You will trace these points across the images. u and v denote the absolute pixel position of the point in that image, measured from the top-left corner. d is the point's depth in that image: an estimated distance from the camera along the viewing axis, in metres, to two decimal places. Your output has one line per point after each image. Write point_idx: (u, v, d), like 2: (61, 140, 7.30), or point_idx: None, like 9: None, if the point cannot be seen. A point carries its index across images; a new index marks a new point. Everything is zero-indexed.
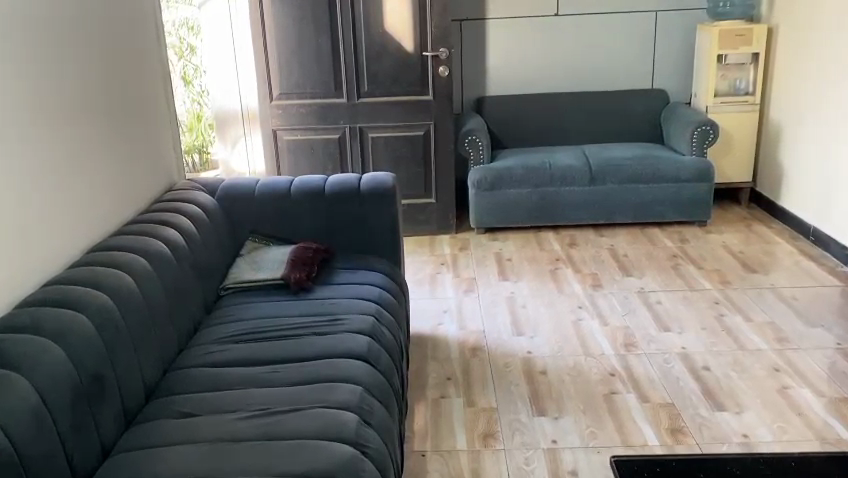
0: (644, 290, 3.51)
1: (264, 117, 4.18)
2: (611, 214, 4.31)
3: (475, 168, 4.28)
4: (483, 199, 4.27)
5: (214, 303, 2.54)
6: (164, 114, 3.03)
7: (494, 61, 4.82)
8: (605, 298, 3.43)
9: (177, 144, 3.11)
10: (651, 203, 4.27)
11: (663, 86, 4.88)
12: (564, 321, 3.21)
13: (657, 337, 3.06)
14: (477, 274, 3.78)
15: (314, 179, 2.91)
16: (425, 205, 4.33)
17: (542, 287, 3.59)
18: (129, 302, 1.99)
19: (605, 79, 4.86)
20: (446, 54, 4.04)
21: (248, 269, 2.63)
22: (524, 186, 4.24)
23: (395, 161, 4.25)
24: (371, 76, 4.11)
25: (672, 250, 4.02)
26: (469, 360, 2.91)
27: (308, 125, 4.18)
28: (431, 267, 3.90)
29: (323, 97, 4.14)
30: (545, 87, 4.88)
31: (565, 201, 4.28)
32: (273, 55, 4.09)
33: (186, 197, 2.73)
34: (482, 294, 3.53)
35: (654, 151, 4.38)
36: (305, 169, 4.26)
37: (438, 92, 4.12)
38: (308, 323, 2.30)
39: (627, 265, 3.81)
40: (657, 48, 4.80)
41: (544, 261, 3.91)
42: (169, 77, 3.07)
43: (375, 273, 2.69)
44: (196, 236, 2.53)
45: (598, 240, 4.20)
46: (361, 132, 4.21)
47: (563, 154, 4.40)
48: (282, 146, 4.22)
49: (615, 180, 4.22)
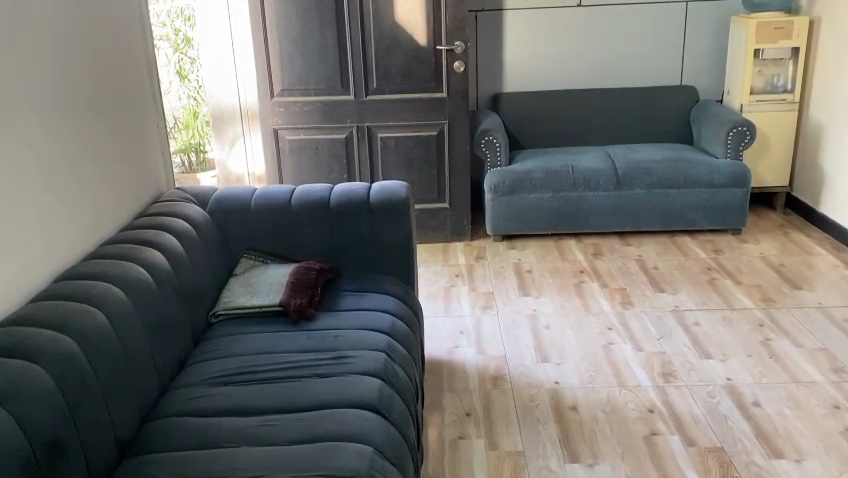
0: (680, 309, 3.20)
1: (264, 115, 3.87)
2: (638, 222, 4.00)
3: (491, 171, 3.98)
4: (500, 205, 3.96)
5: (203, 332, 2.24)
6: (149, 115, 2.71)
7: (511, 55, 4.49)
8: (637, 317, 3.13)
9: (164, 148, 2.79)
10: (681, 210, 3.96)
11: (693, 82, 4.55)
12: (594, 346, 2.91)
13: (698, 365, 2.76)
14: (495, 287, 3.47)
15: (316, 188, 2.61)
16: (438, 210, 4.02)
17: (568, 303, 3.28)
18: (99, 343, 1.70)
19: (631, 75, 4.53)
20: (462, 48, 3.73)
21: (241, 293, 2.33)
22: (544, 190, 3.93)
23: (407, 163, 3.95)
24: (380, 72, 3.80)
25: (705, 262, 3.70)
26: (489, 393, 2.61)
27: (312, 124, 3.87)
28: (445, 280, 3.59)
29: (329, 94, 3.83)
30: (566, 83, 4.56)
31: (589, 207, 3.97)
32: (275, 47, 3.78)
33: (174, 211, 2.43)
34: (501, 312, 3.23)
35: (684, 153, 4.07)
36: (308, 171, 3.95)
37: (452, 89, 3.81)
38: (309, 361, 2.00)
39: (658, 279, 3.50)
40: (687, 43, 4.47)
41: (568, 273, 3.60)
42: (154, 73, 2.75)
43: (385, 296, 2.39)
44: (183, 256, 2.24)
45: (625, 250, 3.88)
46: (369, 132, 3.90)
47: (586, 156, 4.09)
48: (284, 147, 3.91)
49: (643, 184, 3.91)
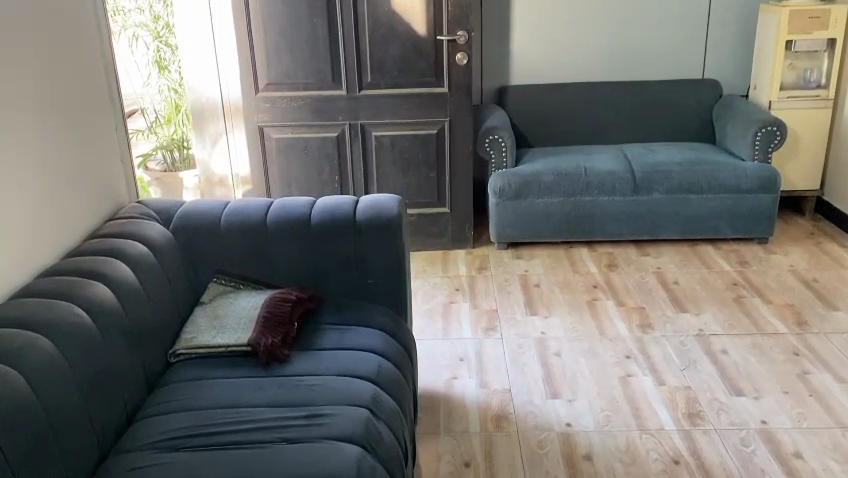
0: (705, 334, 2.88)
1: (248, 111, 3.53)
2: (656, 230, 3.67)
3: (496, 173, 3.65)
4: (506, 210, 3.64)
5: (161, 375, 1.93)
6: (106, 115, 2.38)
7: (519, 44, 4.14)
8: (657, 344, 2.81)
9: (125, 153, 2.46)
10: (703, 217, 3.63)
11: (716, 75, 4.20)
12: (610, 379, 2.59)
13: (729, 404, 2.44)
14: (499, 304, 3.15)
15: (296, 203, 2.29)
16: (438, 215, 3.70)
17: (580, 325, 2.96)
18: (15, 414, 1.39)
19: (649, 67, 4.18)
20: (465, 38, 3.39)
21: (206, 329, 2.02)
22: (554, 195, 3.60)
23: (404, 164, 3.61)
24: (376, 65, 3.46)
25: (731, 276, 3.38)
26: (492, 437, 2.30)
27: (301, 120, 3.54)
28: (444, 295, 3.27)
29: (318, 89, 3.50)
30: (578, 75, 4.21)
31: (603, 213, 3.64)
32: (260, 37, 3.43)
33: (130, 231, 2.11)
34: (506, 335, 2.90)
35: (707, 154, 3.73)
36: (296, 172, 3.62)
37: (454, 83, 3.48)
38: (278, 420, 1.69)
39: (680, 296, 3.18)
40: (711, 33, 4.11)
41: (579, 288, 3.28)
42: (112, 69, 2.41)
43: (373, 332, 2.07)
44: (136, 287, 1.93)
45: (642, 260, 3.56)
46: (363, 130, 3.57)
47: (600, 157, 3.75)
48: (271, 146, 3.58)
49: (663, 188, 3.58)
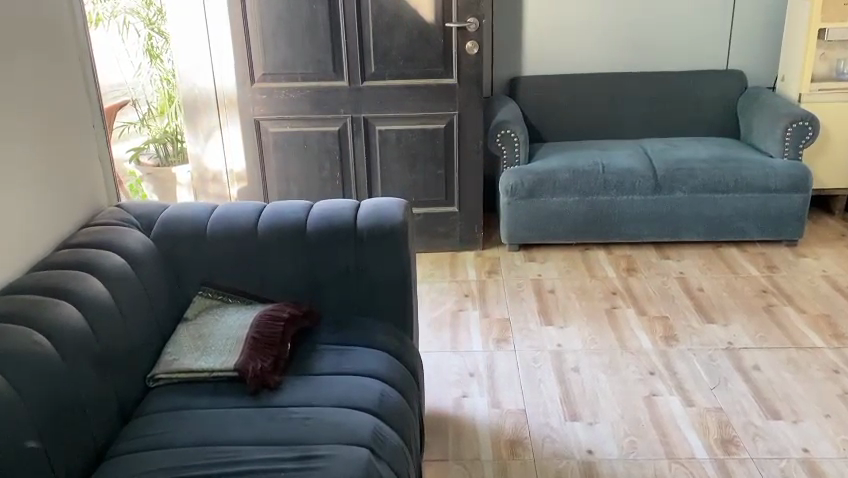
0: (735, 347, 2.66)
1: (243, 104, 3.31)
2: (677, 231, 3.45)
3: (507, 171, 3.43)
4: (517, 210, 3.42)
5: (137, 404, 1.73)
6: (82, 111, 2.14)
7: (532, 33, 3.91)
8: (684, 359, 2.60)
9: (103, 153, 2.23)
10: (728, 218, 3.41)
11: (740, 66, 3.96)
12: (634, 399, 2.38)
13: (766, 428, 2.22)
14: (512, 313, 2.94)
15: (290, 207, 2.07)
16: (445, 215, 3.48)
17: (599, 337, 2.75)
18: None
19: (669, 57, 3.95)
20: (476, 26, 3.16)
21: (189, 350, 1.82)
22: (569, 193, 3.39)
23: (409, 160, 3.39)
24: (380, 54, 3.23)
25: (759, 281, 3.15)
26: (506, 466, 2.09)
27: (300, 113, 3.31)
28: (452, 302, 3.06)
29: (318, 80, 3.27)
30: (594, 66, 3.97)
31: (622, 213, 3.42)
32: (255, 25, 3.21)
33: (106, 240, 1.90)
34: (519, 348, 2.69)
35: (733, 150, 3.50)
36: (294, 168, 3.40)
37: (464, 74, 3.25)
38: (267, 461, 1.48)
39: (705, 305, 2.96)
40: (736, 21, 3.88)
41: (597, 295, 3.06)
42: (89, 61, 2.17)
43: (375, 353, 1.85)
44: (111, 306, 1.72)
45: (663, 264, 3.34)
46: (366, 124, 3.34)
47: (618, 153, 3.53)
48: (268, 141, 3.37)
49: (686, 188, 3.36)
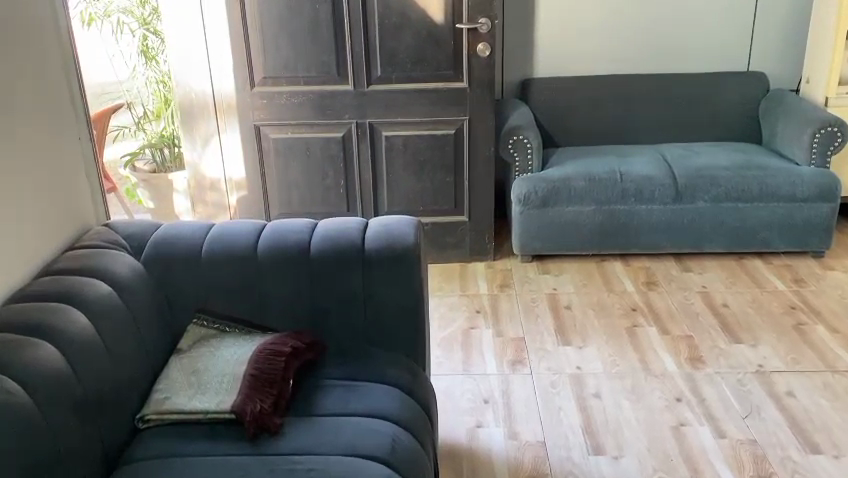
0: (765, 371, 2.50)
1: (243, 109, 3.14)
2: (699, 242, 3.28)
3: (520, 178, 3.27)
4: (530, 219, 3.26)
5: (124, 449, 1.57)
6: (67, 121, 1.97)
7: (545, 33, 3.74)
8: (712, 384, 2.43)
9: (89, 166, 2.06)
10: (752, 228, 3.24)
11: (762, 68, 3.79)
12: (661, 429, 2.22)
13: (805, 464, 2.06)
14: (527, 332, 2.77)
15: (293, 225, 1.91)
16: (455, 224, 3.32)
17: (620, 359, 2.59)
18: None
19: (688, 58, 3.78)
20: (488, 26, 2.99)
21: (182, 388, 1.66)
22: (585, 202, 3.22)
23: (417, 167, 3.23)
24: (386, 56, 3.07)
25: (787, 297, 2.99)
26: None
27: (302, 119, 3.15)
28: (463, 318, 2.89)
29: (321, 83, 3.11)
30: (609, 67, 3.80)
31: (640, 223, 3.26)
32: (254, 25, 3.03)
33: (92, 265, 1.74)
34: (536, 371, 2.53)
35: (756, 157, 3.33)
36: (297, 176, 3.24)
37: (475, 77, 3.09)
38: None
39: (731, 323, 2.80)
40: (758, 20, 3.70)
41: (616, 312, 2.90)
42: (74, 67, 2.00)
43: (386, 390, 1.69)
44: (95, 340, 1.56)
45: (684, 278, 3.18)
46: (371, 130, 3.18)
47: (636, 159, 3.36)
48: (268, 148, 3.20)
49: (708, 196, 3.19)
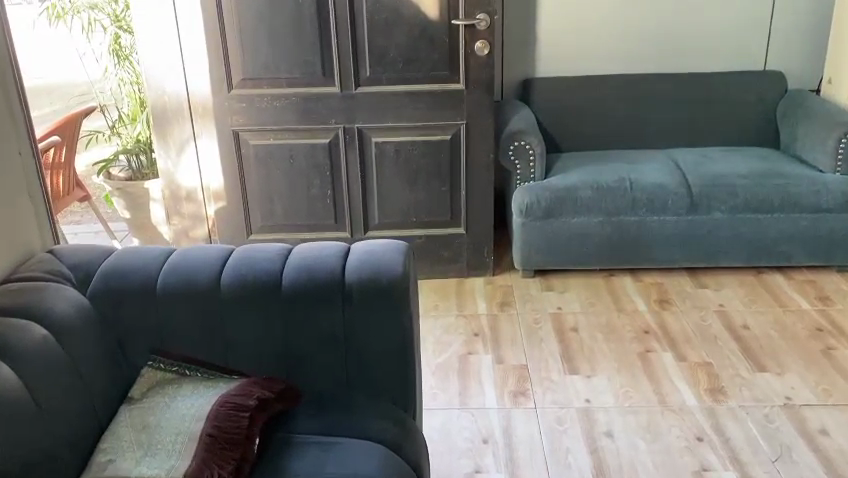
0: (794, 404, 2.25)
1: (220, 113, 2.89)
2: (715, 256, 3.04)
3: (521, 187, 3.03)
4: (533, 231, 3.01)
5: None
6: (4, 133, 1.71)
7: (547, 29, 3.49)
8: (736, 420, 2.19)
9: (32, 184, 1.80)
10: (772, 241, 3.00)
11: (780, 67, 3.55)
12: (680, 475, 1.98)
13: None
14: (530, 358, 2.53)
15: (264, 253, 1.66)
16: (451, 237, 3.08)
17: (634, 391, 2.35)
18: None
19: (700, 57, 3.53)
20: (487, 23, 2.75)
21: (129, 447, 1.41)
22: (592, 213, 2.98)
23: (410, 176, 2.98)
24: (376, 56, 2.82)
25: (812, 317, 2.75)
26: None
27: (286, 123, 2.90)
28: (460, 342, 2.65)
29: (306, 85, 2.86)
30: (616, 66, 3.55)
31: (652, 236, 3.01)
32: (232, 22, 2.78)
33: (27, 302, 1.49)
34: (541, 405, 2.29)
35: (776, 164, 3.09)
36: (280, 185, 2.99)
37: (472, 78, 2.84)
38: None
39: (754, 348, 2.56)
40: (776, 16, 3.46)
41: (628, 335, 2.66)
42: (11, 70, 1.74)
43: (369, 448, 1.45)
44: (21, 397, 1.32)
45: (699, 295, 2.94)
46: (360, 136, 2.93)
47: (646, 167, 3.12)
48: (248, 156, 2.95)
49: (725, 207, 2.95)
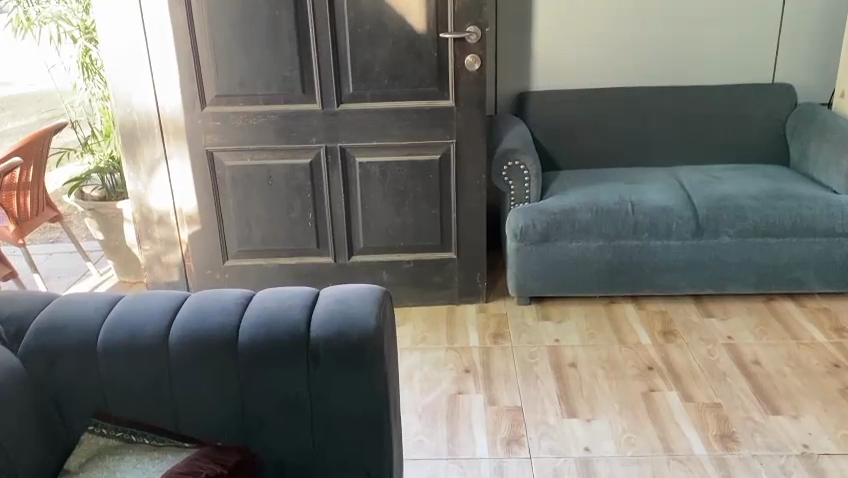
0: (813, 454, 2.06)
1: (193, 132, 2.69)
2: (722, 282, 2.85)
3: (516, 209, 2.84)
4: (528, 257, 2.82)
5: None
6: None
7: (544, 41, 3.30)
8: (750, 473, 1.99)
9: None
10: (783, 266, 2.81)
11: (788, 80, 3.37)
12: None
13: None
14: (525, 399, 2.34)
15: (218, 305, 1.47)
16: (441, 263, 2.89)
17: (638, 437, 2.15)
18: None
19: (705, 69, 3.35)
20: (478, 36, 2.56)
21: None
22: (592, 237, 2.79)
23: (397, 198, 2.80)
24: (360, 71, 2.63)
25: (828, 350, 2.56)
26: None
27: (263, 143, 2.71)
28: (450, 380, 2.46)
29: (285, 102, 2.67)
30: (616, 79, 3.37)
31: (655, 261, 2.82)
32: (204, 35, 2.59)
33: None
34: (536, 454, 2.09)
35: (786, 184, 2.91)
36: (258, 208, 2.80)
37: (462, 95, 2.65)
38: None
39: (766, 387, 2.37)
40: (785, 26, 3.27)
41: (630, 372, 2.47)
42: None
43: None
44: None
45: (706, 325, 2.75)
46: (343, 156, 2.74)
47: (649, 187, 2.94)
48: (224, 177, 2.76)
49: (733, 231, 2.76)
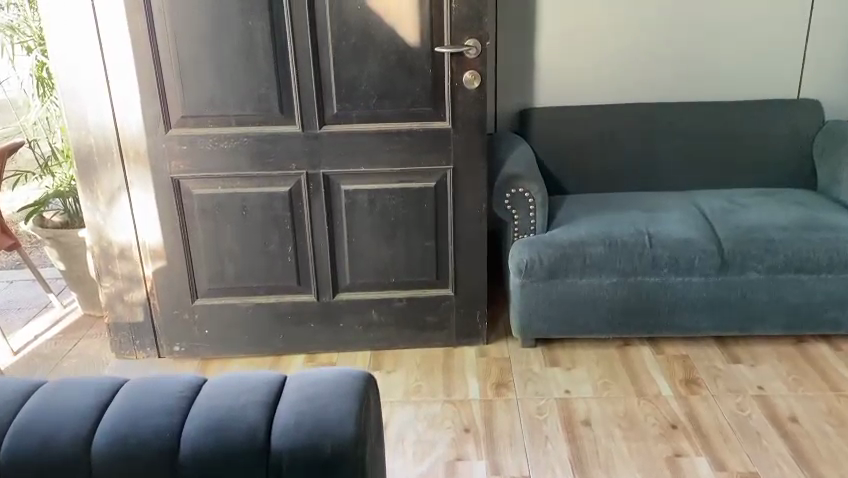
0: None
1: (157, 157, 2.39)
2: (749, 323, 2.56)
3: (519, 242, 2.55)
4: (533, 295, 2.53)
5: None
6: None
7: (549, 53, 3.01)
8: None
9: None
10: (817, 306, 2.52)
11: (815, 96, 3.08)
12: None
13: None
14: (533, 468, 2.04)
15: (157, 404, 1.18)
16: (437, 301, 2.59)
17: None
18: None
19: (725, 83, 3.06)
20: (477, 50, 2.27)
21: None
22: (604, 273, 2.50)
23: (387, 230, 2.50)
24: (345, 89, 2.33)
25: None
26: None
27: (236, 170, 2.41)
28: (447, 443, 2.16)
29: (260, 124, 2.37)
30: (628, 94, 3.08)
31: (675, 300, 2.53)
32: (168, 49, 2.29)
33: None
34: None
35: (819, 213, 2.62)
36: (231, 243, 2.50)
37: (460, 115, 2.35)
38: None
39: (807, 450, 2.08)
40: (812, 36, 2.99)
41: (652, 432, 2.18)
42: None
43: None
44: None
45: (732, 373, 2.45)
46: (327, 185, 2.44)
47: (666, 216, 2.65)
48: (193, 208, 2.46)
49: (763, 267, 2.47)
